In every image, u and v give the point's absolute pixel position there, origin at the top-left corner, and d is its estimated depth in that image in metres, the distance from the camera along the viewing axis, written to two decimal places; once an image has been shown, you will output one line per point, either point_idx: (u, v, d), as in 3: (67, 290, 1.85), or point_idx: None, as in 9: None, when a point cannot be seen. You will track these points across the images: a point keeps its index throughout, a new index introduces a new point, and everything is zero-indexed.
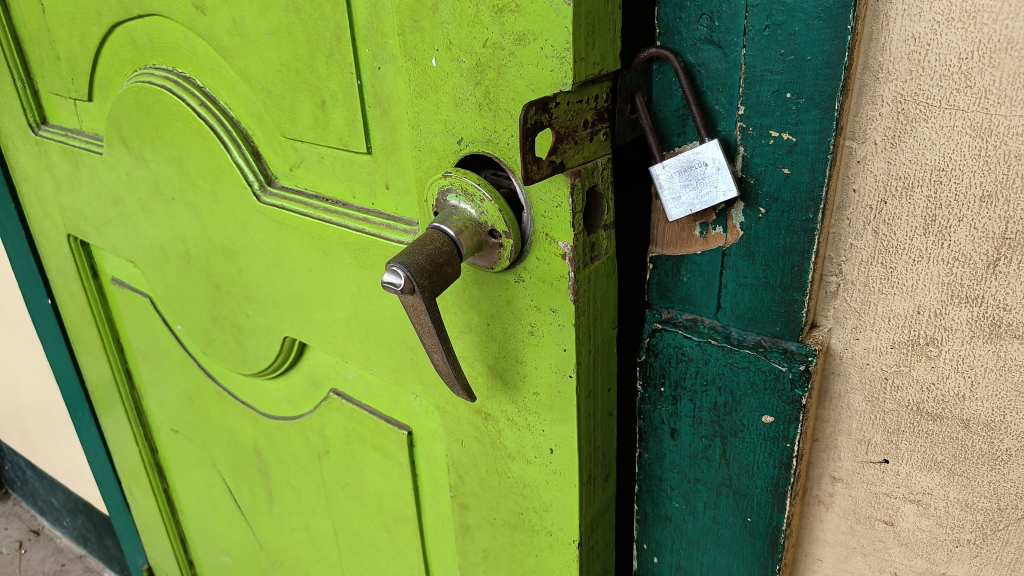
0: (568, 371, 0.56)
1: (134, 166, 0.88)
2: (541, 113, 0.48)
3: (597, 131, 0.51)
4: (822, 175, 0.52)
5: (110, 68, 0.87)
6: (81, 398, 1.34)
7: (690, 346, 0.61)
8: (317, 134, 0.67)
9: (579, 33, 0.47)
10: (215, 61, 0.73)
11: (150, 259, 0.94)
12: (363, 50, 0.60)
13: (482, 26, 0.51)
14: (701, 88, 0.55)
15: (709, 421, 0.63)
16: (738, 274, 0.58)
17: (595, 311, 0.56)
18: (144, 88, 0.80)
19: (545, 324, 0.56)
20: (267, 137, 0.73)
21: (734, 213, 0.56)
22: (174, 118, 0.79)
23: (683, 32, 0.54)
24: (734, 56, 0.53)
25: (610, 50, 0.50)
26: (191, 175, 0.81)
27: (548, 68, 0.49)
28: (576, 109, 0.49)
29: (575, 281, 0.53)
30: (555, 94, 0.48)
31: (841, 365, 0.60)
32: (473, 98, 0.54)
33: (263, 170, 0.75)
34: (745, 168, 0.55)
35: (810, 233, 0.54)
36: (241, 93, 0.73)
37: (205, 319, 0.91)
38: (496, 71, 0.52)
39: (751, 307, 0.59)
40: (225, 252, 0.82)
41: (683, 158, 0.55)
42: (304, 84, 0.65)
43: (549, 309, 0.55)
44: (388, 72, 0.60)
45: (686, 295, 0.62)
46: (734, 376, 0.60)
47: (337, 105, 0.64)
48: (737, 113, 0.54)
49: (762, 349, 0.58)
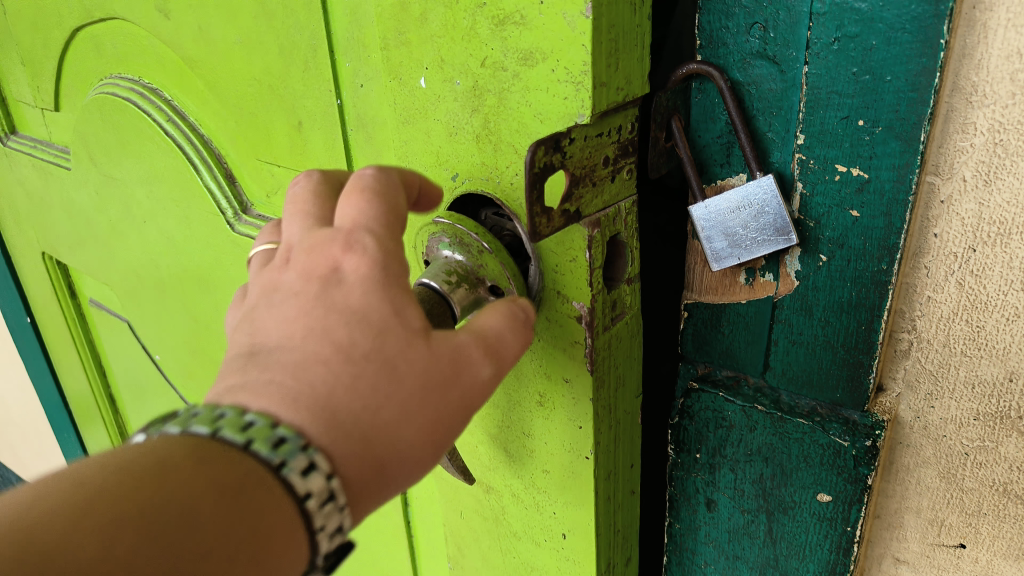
0: (584, 452, 0.49)
1: (104, 184, 0.80)
2: (558, 155, 0.38)
3: (619, 169, 0.43)
4: (901, 220, 0.42)
5: (76, 75, 0.78)
6: (65, 420, 1.27)
7: (732, 411, 0.52)
8: (296, 159, 0.59)
9: (600, 51, 0.38)
10: (184, 73, 0.66)
11: (125, 284, 0.87)
12: (342, 64, 0.52)
13: (479, 41, 0.43)
14: (749, 111, 0.46)
15: (753, 494, 0.54)
16: (791, 329, 0.49)
17: (615, 383, 0.48)
18: (108, 102, 0.72)
19: (555, 397, 0.49)
20: (242, 160, 0.65)
21: (789, 259, 0.47)
22: (144, 135, 0.71)
23: (730, 44, 0.45)
24: (792, 75, 0.44)
25: (637, 71, 0.42)
26: (165, 197, 0.73)
27: (560, 94, 0.40)
28: (594, 144, 0.40)
29: (593, 348, 0.45)
30: (570, 128, 0.39)
31: (910, 437, 0.51)
32: (470, 128, 0.45)
33: (237, 195, 0.67)
34: (803, 208, 0.46)
35: (882, 286, 0.44)
36: (214, 108, 0.64)
37: (183, 352, 0.83)
38: (496, 97, 0.43)
39: (807, 369, 0.49)
40: (203, 283, 0.74)
41: (731, 196, 0.45)
42: (279, 100, 0.57)
43: (561, 379, 0.48)
44: (371, 90, 0.52)
45: (727, 349, 0.53)
46: (785, 449, 0.51)
47: (316, 126, 0.56)
48: (796, 143, 0.45)
49: (819, 418, 0.49)
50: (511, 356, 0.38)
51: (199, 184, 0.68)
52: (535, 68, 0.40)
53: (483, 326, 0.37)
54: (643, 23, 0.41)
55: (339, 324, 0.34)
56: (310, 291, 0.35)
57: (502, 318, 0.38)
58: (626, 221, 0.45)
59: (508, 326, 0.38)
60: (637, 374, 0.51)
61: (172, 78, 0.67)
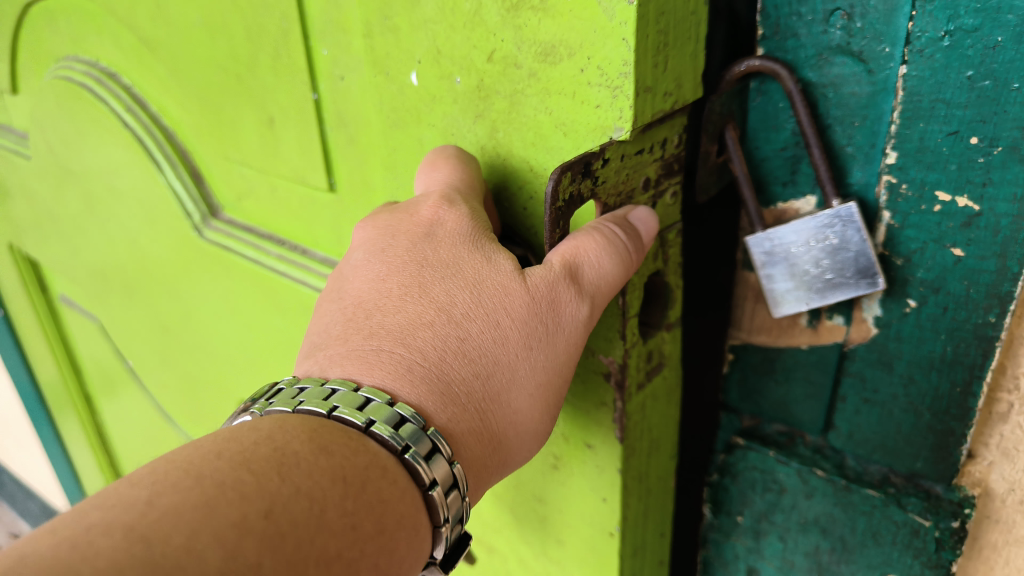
0: (609, 527, 0.41)
1: (67, 176, 0.72)
2: (588, 180, 0.32)
3: (661, 192, 0.37)
4: (1017, 264, 0.33)
5: (31, 53, 0.69)
6: (42, 414, 1.21)
7: (784, 474, 0.44)
8: (268, 160, 0.50)
9: (644, 47, 0.30)
10: (138, 58, 0.56)
11: (93, 284, 0.79)
12: (318, 51, 0.43)
13: (485, 30, 0.34)
14: (825, 120, 0.37)
15: (806, 568, 0.46)
16: (864, 386, 0.40)
17: (649, 445, 0.42)
18: (63, 87, 0.63)
19: (573, 461, 0.41)
20: (208, 158, 0.56)
21: (867, 303, 0.38)
22: (102, 126, 0.62)
23: (803, 35, 0.36)
24: (884, 78, 0.34)
25: (690, 71, 0.34)
26: (128, 194, 0.65)
27: (590, 99, 0.32)
28: (633, 165, 0.34)
29: (623, 413, 0.38)
30: (603, 145, 0.32)
31: (1002, 510, 0.39)
32: (474, 137, 0.38)
33: (205, 196, 0.58)
34: (890, 242, 0.37)
35: (985, 342, 0.35)
36: (177, 98, 0.55)
37: (157, 360, 0.77)
38: (508, 102, 0.35)
39: (881, 432, 0.41)
40: (172, 290, 0.66)
41: (801, 228, 0.36)
42: (246, 94, 0.48)
43: (583, 443, 0.40)
44: (352, 84, 0.42)
45: (781, 400, 0.44)
46: (847, 521, 0.43)
47: (289, 125, 0.47)
48: (884, 160, 0.36)
49: (891, 492, 0.41)
50: (610, 284, 0.34)
51: (163, 184, 0.59)
52: (558, 68, 0.32)
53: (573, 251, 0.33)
54: (697, 10, 0.33)
55: (445, 329, 0.34)
56: (411, 305, 0.35)
57: (593, 236, 0.33)
58: (672, 256, 0.39)
59: (602, 246, 0.33)
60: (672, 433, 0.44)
61: (129, 60, 0.58)
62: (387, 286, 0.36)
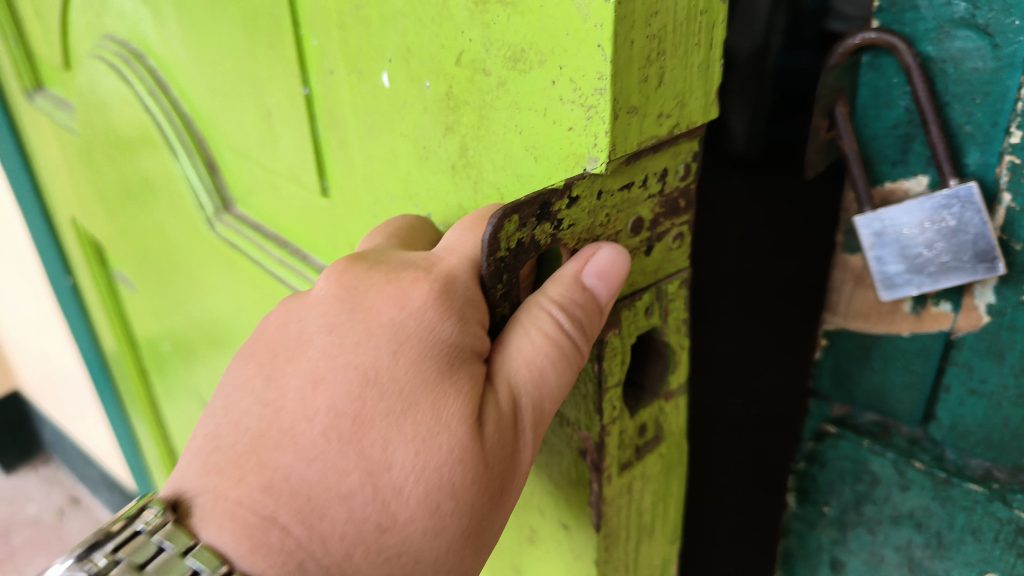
0: None
1: (107, 154, 0.76)
2: (545, 223, 0.31)
3: (665, 232, 0.36)
4: None
5: (81, 26, 0.71)
6: (105, 386, 1.25)
7: (879, 465, 0.43)
8: (269, 157, 0.53)
9: (631, 54, 0.29)
10: (161, 45, 0.59)
11: (136, 254, 0.85)
12: (307, 42, 0.43)
13: (453, 26, 0.34)
14: (942, 98, 0.35)
15: (898, 562, 0.45)
16: (970, 376, 0.39)
17: (635, 528, 0.43)
18: (100, 68, 0.67)
19: (549, 537, 0.44)
20: (222, 149, 0.59)
21: (980, 290, 0.37)
22: (131, 109, 0.66)
23: (922, 6, 0.34)
24: (1011, 52, 0.32)
25: (694, 84, 0.33)
26: (157, 175, 0.69)
27: (564, 121, 0.31)
28: (616, 203, 0.33)
29: (598, 495, 0.39)
30: (576, 176, 0.32)
31: None
32: (445, 154, 0.38)
33: (218, 190, 0.62)
34: (1010, 229, 0.35)
35: None
36: (194, 82, 0.58)
37: (189, 331, 0.82)
38: (477, 113, 0.35)
39: (985, 425, 0.39)
40: (200, 267, 0.71)
41: (920, 209, 0.35)
42: (251, 88, 0.51)
43: (560, 524, 0.43)
44: (339, 80, 0.43)
45: (876, 388, 0.43)
46: (946, 516, 0.42)
47: (283, 122, 0.49)
48: (1010, 138, 0.34)
49: (996, 488, 0.39)
50: (553, 401, 0.35)
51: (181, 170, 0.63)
52: (522, 76, 0.32)
53: (524, 364, 0.34)
54: (710, 11, 0.31)
55: (367, 503, 0.32)
56: (331, 455, 0.33)
57: (530, 349, 0.34)
58: (675, 311, 0.39)
59: (546, 357, 0.34)
60: (669, 504, 0.45)
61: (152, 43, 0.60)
62: (314, 425, 0.33)
